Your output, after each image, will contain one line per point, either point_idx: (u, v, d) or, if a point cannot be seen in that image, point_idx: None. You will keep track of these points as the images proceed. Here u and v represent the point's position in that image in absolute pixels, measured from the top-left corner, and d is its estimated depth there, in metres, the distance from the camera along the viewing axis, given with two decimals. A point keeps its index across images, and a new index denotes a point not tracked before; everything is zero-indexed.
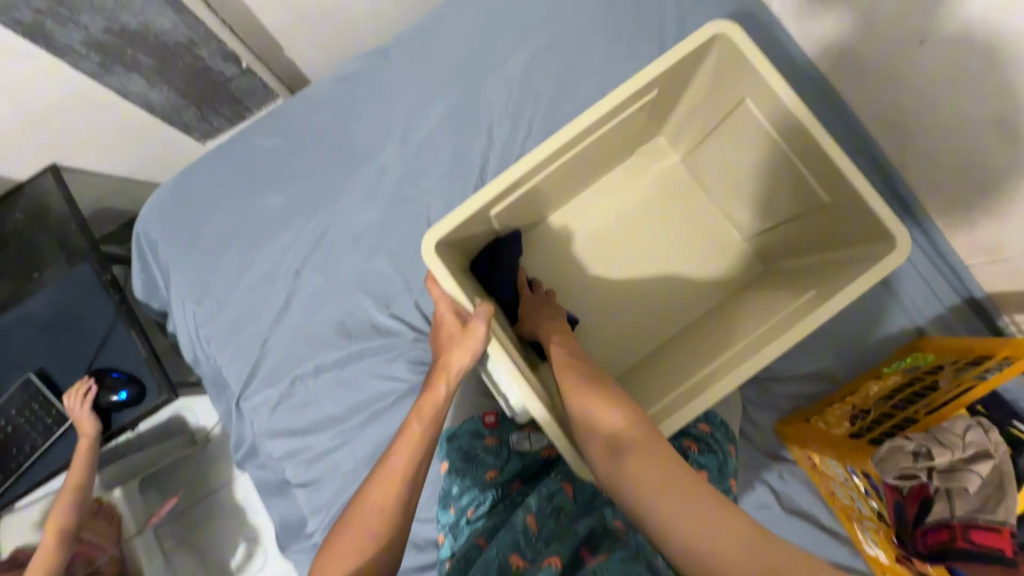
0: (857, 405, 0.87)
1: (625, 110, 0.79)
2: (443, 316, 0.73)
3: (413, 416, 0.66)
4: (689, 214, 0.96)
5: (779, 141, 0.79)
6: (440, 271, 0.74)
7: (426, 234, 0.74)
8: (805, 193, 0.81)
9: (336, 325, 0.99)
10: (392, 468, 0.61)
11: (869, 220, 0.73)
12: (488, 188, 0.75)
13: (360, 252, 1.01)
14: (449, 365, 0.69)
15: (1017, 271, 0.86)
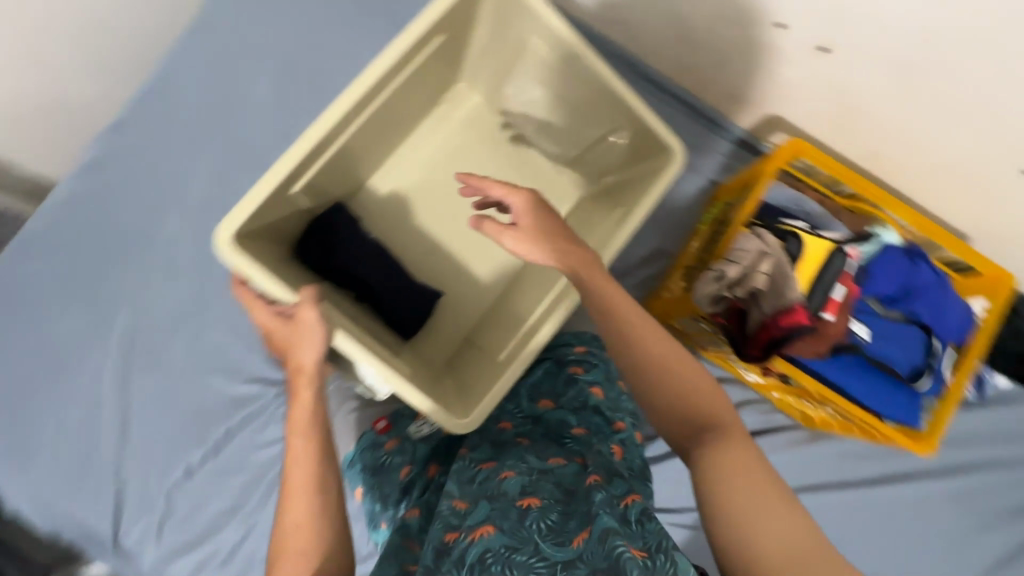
0: (687, 264, 0.95)
1: (400, 77, 0.79)
2: (267, 324, 0.66)
3: (290, 434, 0.54)
4: (492, 157, 0.96)
5: (563, 69, 0.84)
6: (251, 268, 0.68)
7: (218, 226, 0.68)
8: (598, 114, 0.87)
9: (191, 416, 0.91)
10: (290, 489, 0.51)
11: (645, 119, 0.81)
12: (270, 175, 0.71)
13: (183, 335, 0.93)
14: (301, 364, 0.57)
15: (755, 101, 0.98)
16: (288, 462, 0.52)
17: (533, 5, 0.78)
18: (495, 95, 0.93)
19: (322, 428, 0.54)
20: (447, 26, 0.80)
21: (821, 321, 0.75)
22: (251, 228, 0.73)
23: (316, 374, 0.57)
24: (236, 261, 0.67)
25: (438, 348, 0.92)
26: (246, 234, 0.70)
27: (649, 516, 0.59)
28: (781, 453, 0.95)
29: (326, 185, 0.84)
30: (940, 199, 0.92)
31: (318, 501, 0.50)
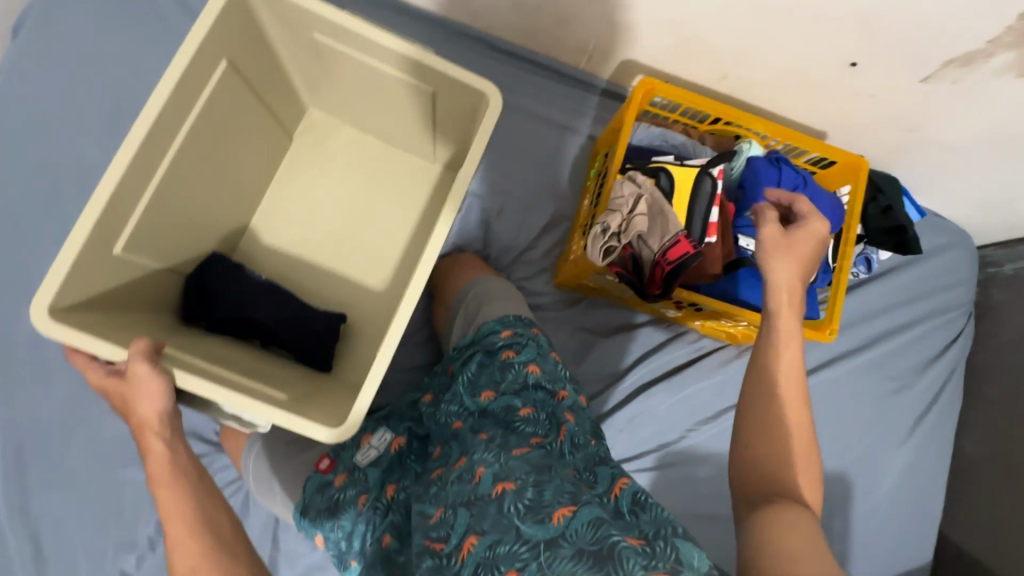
0: (582, 222, 0.97)
1: (197, 107, 0.72)
2: (103, 385, 0.59)
3: (155, 487, 0.55)
4: (356, 169, 0.93)
5: (374, 62, 0.76)
6: (71, 334, 0.58)
7: (34, 300, 0.58)
8: (419, 96, 0.79)
9: (114, 519, 0.85)
10: (173, 539, 0.54)
11: (462, 82, 0.73)
12: (75, 235, 0.61)
13: (79, 435, 0.85)
14: (141, 419, 0.56)
15: (605, 51, 1.00)
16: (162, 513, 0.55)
17: (314, 9, 0.70)
18: (339, 98, 0.88)
19: (187, 472, 0.56)
20: (233, 40, 0.72)
21: (709, 245, 0.79)
22: (77, 301, 0.62)
23: (162, 424, 0.57)
24: (54, 337, 0.57)
25: (358, 366, 0.87)
26: (74, 304, 0.61)
27: (643, 505, 0.56)
28: (711, 375, 1.03)
29: (177, 232, 0.77)
30: (791, 103, 0.98)
31: (204, 539, 0.54)
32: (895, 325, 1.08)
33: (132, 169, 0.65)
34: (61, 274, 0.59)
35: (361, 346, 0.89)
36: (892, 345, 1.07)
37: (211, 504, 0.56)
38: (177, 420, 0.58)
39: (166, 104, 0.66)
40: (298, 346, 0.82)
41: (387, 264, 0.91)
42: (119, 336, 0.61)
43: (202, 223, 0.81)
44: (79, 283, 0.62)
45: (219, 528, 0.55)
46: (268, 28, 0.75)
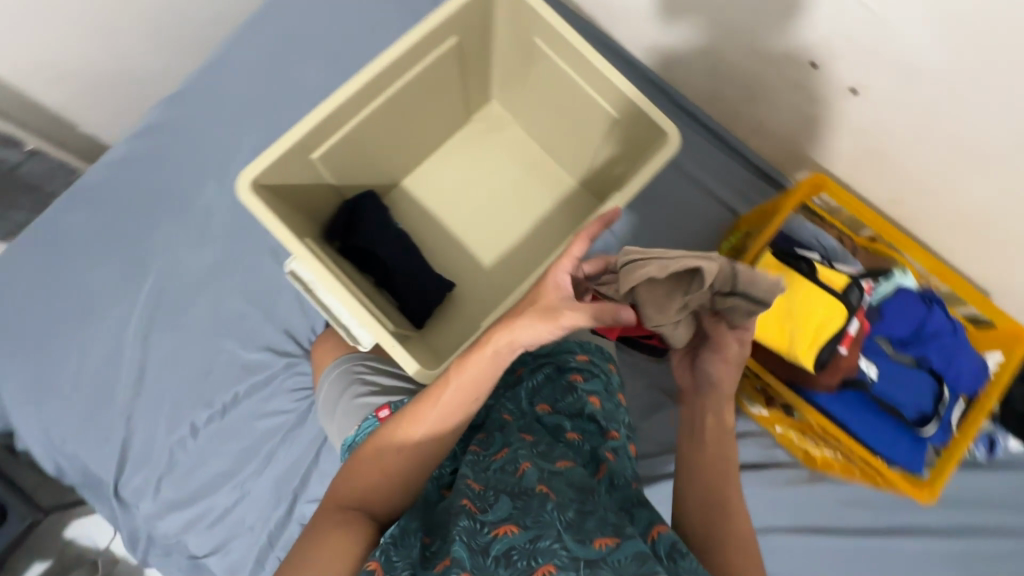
0: None
1: (417, 68, 0.82)
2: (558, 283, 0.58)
3: (450, 376, 0.60)
4: (513, 165, 1.00)
5: (572, 74, 0.83)
6: (257, 207, 0.72)
7: (242, 172, 0.73)
8: (600, 114, 0.86)
9: (202, 377, 0.96)
10: (414, 415, 0.61)
11: (644, 114, 0.79)
12: (290, 134, 0.75)
13: (207, 298, 0.98)
14: (509, 333, 0.57)
15: (780, 137, 1.00)
16: (407, 422, 0.61)
17: (542, 17, 0.78)
18: (525, 100, 0.96)
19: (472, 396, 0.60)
20: (467, 24, 0.82)
21: (836, 355, 0.72)
22: (271, 185, 0.76)
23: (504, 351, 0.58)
24: (250, 205, 0.71)
25: (448, 336, 0.93)
26: (267, 184, 0.75)
27: (682, 554, 0.54)
28: (779, 489, 0.94)
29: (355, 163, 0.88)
30: (963, 251, 0.92)
31: (411, 467, 0.60)
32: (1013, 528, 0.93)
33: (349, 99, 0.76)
34: (270, 159, 0.74)
35: (458, 318, 0.94)
36: (1007, 548, 0.91)
37: (440, 441, 0.60)
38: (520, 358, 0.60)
39: (397, 57, 0.77)
40: (407, 295, 0.90)
41: (508, 255, 0.97)
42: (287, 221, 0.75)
43: (373, 164, 0.91)
44: (275, 170, 0.76)
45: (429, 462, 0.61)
46: (494, 23, 0.86)
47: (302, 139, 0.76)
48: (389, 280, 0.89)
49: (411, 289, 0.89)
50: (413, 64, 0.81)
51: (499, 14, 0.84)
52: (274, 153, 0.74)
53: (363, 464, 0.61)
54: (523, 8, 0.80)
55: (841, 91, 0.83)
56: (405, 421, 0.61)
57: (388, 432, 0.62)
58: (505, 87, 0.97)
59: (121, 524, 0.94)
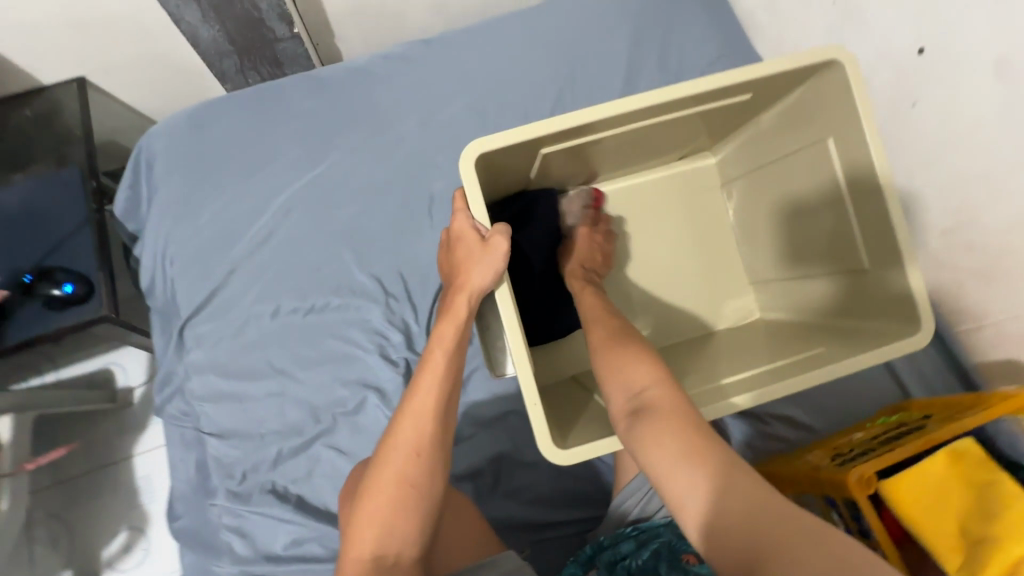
0: (837, 447, 0.81)
1: (688, 109, 0.73)
2: (460, 231, 0.64)
3: (432, 346, 0.62)
4: (700, 240, 0.95)
5: (848, 209, 0.72)
6: (470, 182, 0.62)
7: (469, 142, 0.63)
8: (845, 253, 0.74)
9: (310, 272, 0.95)
10: (411, 407, 0.60)
11: (910, 297, 0.67)
12: (543, 121, 0.64)
13: (352, 209, 0.99)
14: (463, 284, 0.62)
15: (1003, 337, 0.85)
16: (405, 423, 0.59)
17: (867, 143, 0.65)
18: (752, 181, 0.87)
19: (458, 354, 0.62)
20: (767, 88, 0.71)
21: None
22: (487, 156, 0.67)
23: (475, 297, 0.62)
24: (467, 183, 0.61)
25: (548, 368, 0.89)
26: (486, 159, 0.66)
27: None
28: None
29: (553, 162, 0.81)
30: None
31: (427, 465, 0.58)
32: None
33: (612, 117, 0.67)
34: (505, 142, 0.64)
35: (563, 358, 0.89)
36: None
37: (443, 424, 0.60)
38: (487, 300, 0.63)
39: (685, 97, 0.67)
40: (540, 313, 0.85)
41: (651, 320, 0.93)
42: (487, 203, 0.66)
43: (572, 168, 0.85)
44: (502, 149, 0.67)
45: (446, 448, 0.60)
46: (790, 91, 0.74)
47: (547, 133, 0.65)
48: (529, 284, 0.84)
49: (550, 311, 0.86)
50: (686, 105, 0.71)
51: (805, 92, 0.72)
52: (514, 135, 0.64)
53: (377, 495, 0.57)
54: (844, 110, 0.67)
55: None
56: (405, 426, 0.59)
57: (390, 448, 0.58)
58: (744, 152, 0.87)
59: (166, 362, 0.93)
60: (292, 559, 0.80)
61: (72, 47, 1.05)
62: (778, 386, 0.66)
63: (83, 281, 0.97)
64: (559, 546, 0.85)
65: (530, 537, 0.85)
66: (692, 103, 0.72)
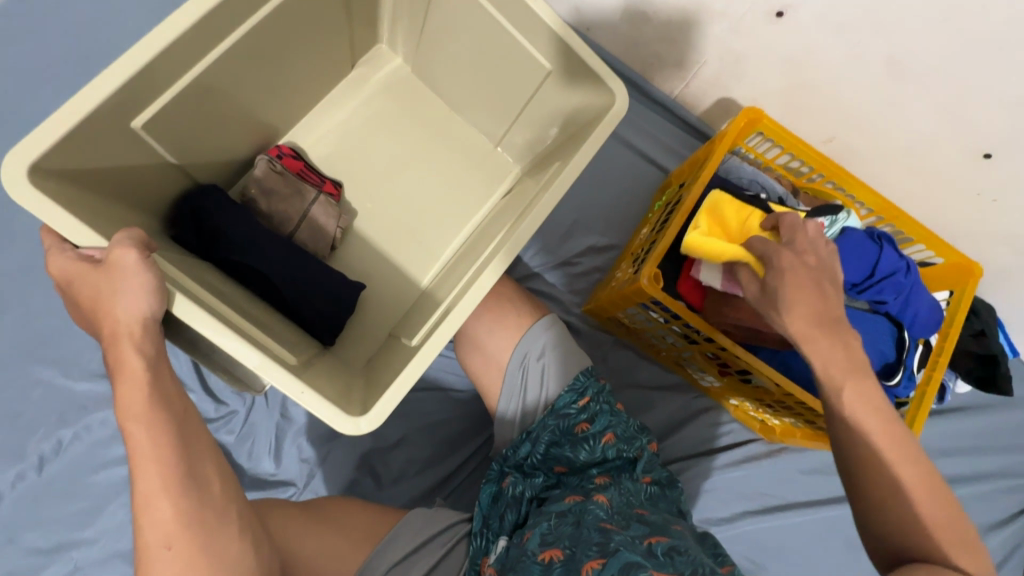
0: (633, 252, 0.85)
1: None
2: (63, 274, 0.45)
3: (123, 419, 0.42)
4: (427, 127, 0.85)
5: (501, 17, 0.72)
6: (49, 209, 0.46)
7: (10, 151, 0.46)
8: (531, 62, 0.75)
9: (8, 421, 0.71)
10: (139, 499, 0.41)
11: (586, 69, 0.71)
12: (98, 86, 0.50)
13: (11, 317, 0.74)
14: (113, 321, 0.43)
15: (703, 80, 0.92)
16: (143, 527, 0.40)
17: None
18: (426, 44, 0.80)
19: (171, 406, 0.43)
20: None
21: None
22: (67, 170, 0.50)
23: (144, 336, 0.44)
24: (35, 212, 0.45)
25: (353, 346, 0.77)
26: (58, 168, 0.49)
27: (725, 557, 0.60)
28: (735, 467, 0.86)
29: (192, 132, 0.64)
30: (902, 187, 0.87)
31: (209, 550, 0.41)
32: (976, 470, 0.90)
33: (193, 39, 0.55)
34: (66, 136, 0.49)
35: (368, 326, 0.79)
36: None
37: (200, 496, 0.42)
38: (163, 335, 0.45)
39: None
40: (303, 306, 0.70)
41: (431, 231, 0.83)
42: (100, 221, 0.50)
43: (227, 131, 0.69)
44: (81, 147, 0.51)
45: (227, 515, 0.43)
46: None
47: (117, 98, 0.52)
48: (267, 283, 0.68)
49: (312, 293, 0.70)
50: None
51: None
52: (68, 119, 0.49)
53: None
54: None
55: (763, 12, 0.77)
56: (144, 530, 0.40)
57: (143, 570, 0.40)
58: (403, 25, 0.81)
59: None
60: None
61: None
62: (533, 219, 0.63)
63: None
64: (470, 485, 0.83)
65: (442, 497, 0.82)
66: None
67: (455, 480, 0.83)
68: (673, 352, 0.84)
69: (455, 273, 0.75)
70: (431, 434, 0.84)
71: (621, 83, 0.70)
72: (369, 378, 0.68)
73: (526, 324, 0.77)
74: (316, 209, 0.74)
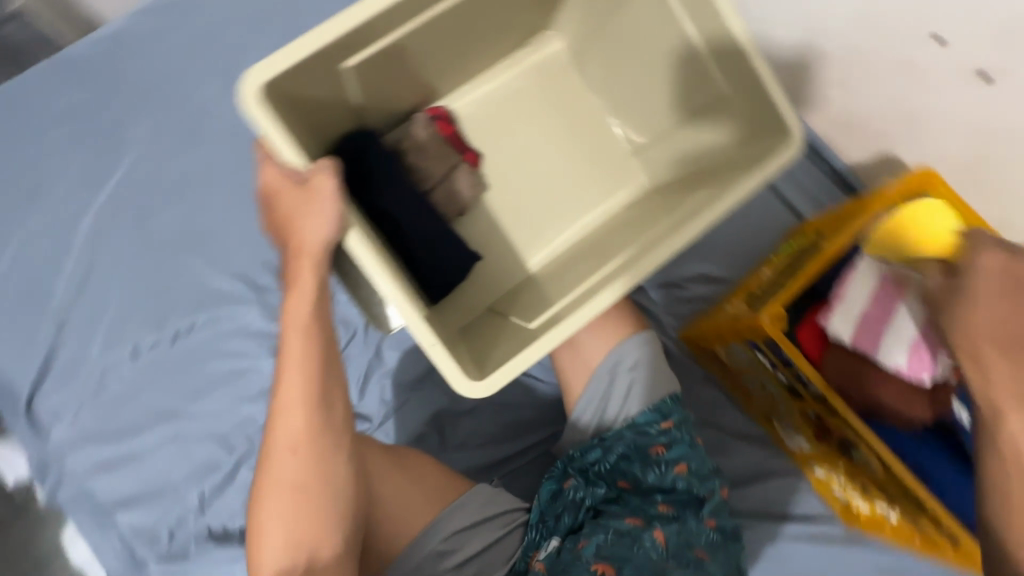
0: (751, 290, 0.81)
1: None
2: (272, 185, 0.54)
3: (286, 323, 0.53)
4: (572, 122, 0.87)
5: (693, 39, 0.72)
6: (267, 128, 0.53)
7: (248, 73, 0.53)
8: (705, 86, 0.75)
9: (157, 293, 0.81)
10: (283, 390, 0.52)
11: (768, 107, 0.69)
12: (323, 30, 0.56)
13: (177, 206, 0.83)
14: (298, 239, 0.52)
15: (870, 132, 0.87)
16: (279, 411, 0.51)
17: None
18: (601, 45, 0.82)
19: (319, 325, 0.53)
20: None
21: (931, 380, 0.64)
22: (282, 95, 0.57)
23: (320, 258, 0.52)
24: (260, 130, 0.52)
25: (456, 309, 0.81)
26: (280, 93, 0.56)
27: None
28: (805, 541, 0.80)
29: (376, 83, 0.70)
30: None
31: (316, 447, 0.51)
32: None
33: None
34: (290, 69, 0.56)
35: (473, 294, 0.82)
36: None
37: (321, 402, 0.52)
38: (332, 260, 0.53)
39: None
40: (427, 261, 0.74)
41: (553, 221, 0.85)
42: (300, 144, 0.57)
43: (398, 88, 0.75)
44: (297, 78, 0.58)
45: (335, 424, 0.52)
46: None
47: (337, 39, 0.57)
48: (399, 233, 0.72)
49: (439, 252, 0.74)
50: None
51: None
52: (295, 54, 0.56)
53: (267, 494, 0.50)
54: None
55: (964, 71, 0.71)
56: (280, 412, 0.51)
57: (273, 442, 0.51)
58: (584, 20, 0.82)
59: (31, 449, 0.79)
60: None
61: None
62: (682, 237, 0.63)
63: None
64: (526, 472, 0.84)
65: (498, 476, 0.83)
66: None
67: (514, 462, 0.85)
68: (764, 401, 0.81)
69: (573, 271, 0.76)
70: (501, 413, 0.86)
71: (799, 126, 0.68)
72: (473, 347, 0.71)
73: (626, 334, 0.76)
74: (458, 172, 0.79)
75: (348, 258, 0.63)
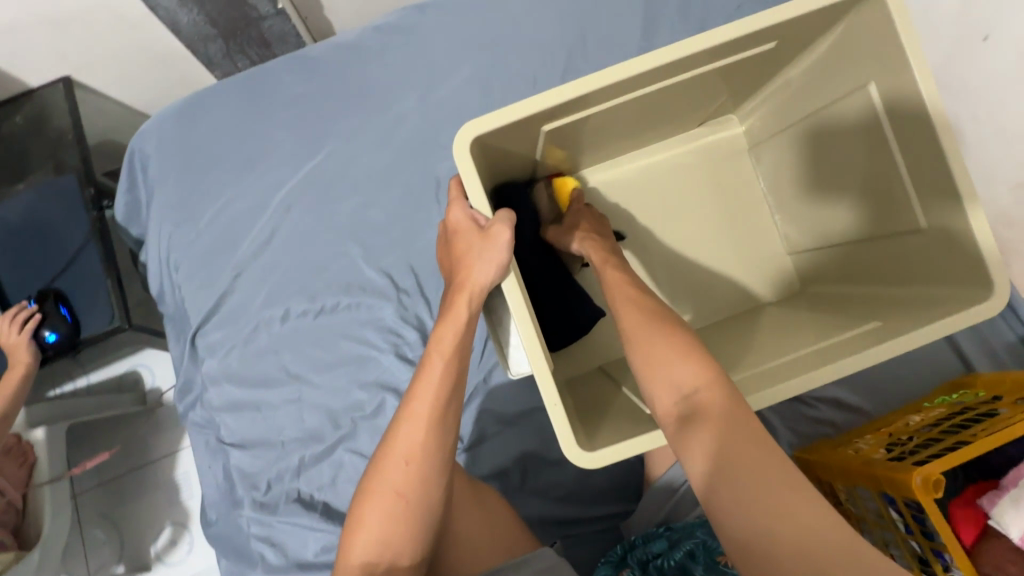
0: (893, 433, 0.73)
1: (706, 67, 0.64)
2: (455, 223, 0.61)
3: (433, 346, 0.56)
4: (735, 207, 0.84)
5: (891, 159, 0.62)
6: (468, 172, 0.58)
7: (465, 122, 0.58)
8: (889, 211, 0.65)
9: (318, 271, 0.91)
10: (410, 410, 0.55)
11: (963, 257, 0.57)
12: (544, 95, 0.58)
13: (355, 200, 0.93)
14: (467, 274, 0.57)
15: None
16: (403, 429, 0.54)
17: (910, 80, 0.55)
18: (784, 137, 0.76)
19: (460, 358, 0.56)
20: (801, 33, 0.62)
21: None
22: (484, 142, 0.61)
23: (478, 297, 0.57)
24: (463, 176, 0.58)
25: (570, 361, 0.82)
26: (483, 144, 0.60)
27: None
28: None
29: (563, 142, 0.73)
30: None
31: (424, 476, 0.53)
32: None
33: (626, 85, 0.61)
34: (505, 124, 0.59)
35: (590, 352, 0.82)
36: None
37: (440, 433, 0.54)
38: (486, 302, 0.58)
39: (705, 52, 0.59)
40: (559, 312, 0.76)
41: (690, 302, 0.84)
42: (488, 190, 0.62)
43: (577, 149, 0.77)
44: (502, 133, 0.62)
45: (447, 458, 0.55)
46: (819, 34, 0.63)
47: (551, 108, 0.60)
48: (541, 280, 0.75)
49: (571, 308, 0.76)
50: (715, 59, 0.63)
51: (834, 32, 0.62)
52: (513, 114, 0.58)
53: (371, 502, 0.53)
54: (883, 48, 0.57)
55: None
56: (402, 429, 0.54)
57: (387, 456, 0.54)
58: (771, 109, 0.77)
59: (182, 369, 0.92)
60: (323, 567, 0.79)
61: (44, 47, 0.98)
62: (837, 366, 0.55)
63: (67, 326, 0.95)
64: (593, 542, 0.82)
65: (563, 536, 0.82)
66: (721, 60, 0.63)
67: (583, 526, 0.83)
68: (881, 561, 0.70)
69: None
70: (585, 475, 0.84)
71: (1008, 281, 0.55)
72: (580, 407, 0.71)
73: None
74: None
75: (498, 299, 0.68)
